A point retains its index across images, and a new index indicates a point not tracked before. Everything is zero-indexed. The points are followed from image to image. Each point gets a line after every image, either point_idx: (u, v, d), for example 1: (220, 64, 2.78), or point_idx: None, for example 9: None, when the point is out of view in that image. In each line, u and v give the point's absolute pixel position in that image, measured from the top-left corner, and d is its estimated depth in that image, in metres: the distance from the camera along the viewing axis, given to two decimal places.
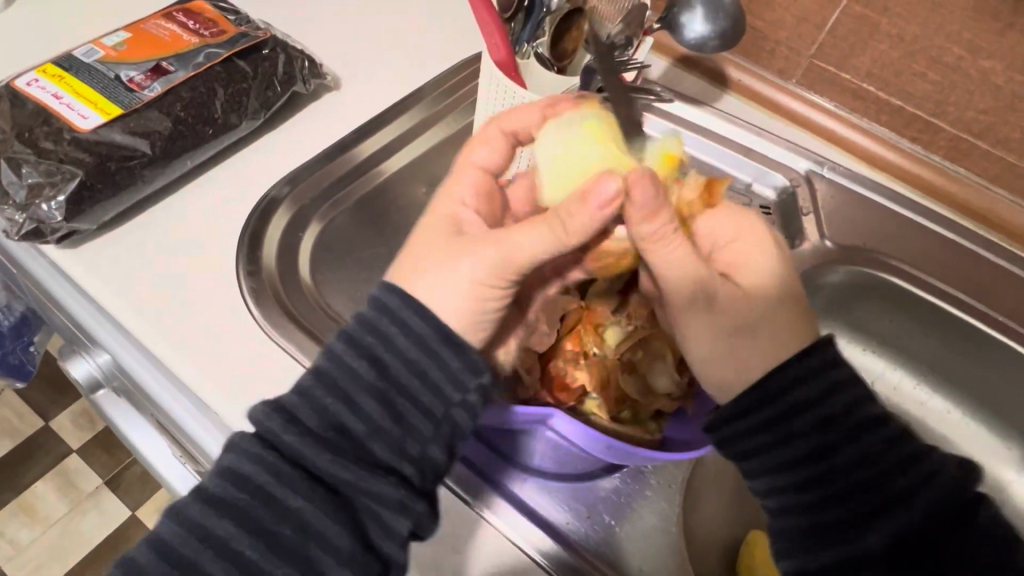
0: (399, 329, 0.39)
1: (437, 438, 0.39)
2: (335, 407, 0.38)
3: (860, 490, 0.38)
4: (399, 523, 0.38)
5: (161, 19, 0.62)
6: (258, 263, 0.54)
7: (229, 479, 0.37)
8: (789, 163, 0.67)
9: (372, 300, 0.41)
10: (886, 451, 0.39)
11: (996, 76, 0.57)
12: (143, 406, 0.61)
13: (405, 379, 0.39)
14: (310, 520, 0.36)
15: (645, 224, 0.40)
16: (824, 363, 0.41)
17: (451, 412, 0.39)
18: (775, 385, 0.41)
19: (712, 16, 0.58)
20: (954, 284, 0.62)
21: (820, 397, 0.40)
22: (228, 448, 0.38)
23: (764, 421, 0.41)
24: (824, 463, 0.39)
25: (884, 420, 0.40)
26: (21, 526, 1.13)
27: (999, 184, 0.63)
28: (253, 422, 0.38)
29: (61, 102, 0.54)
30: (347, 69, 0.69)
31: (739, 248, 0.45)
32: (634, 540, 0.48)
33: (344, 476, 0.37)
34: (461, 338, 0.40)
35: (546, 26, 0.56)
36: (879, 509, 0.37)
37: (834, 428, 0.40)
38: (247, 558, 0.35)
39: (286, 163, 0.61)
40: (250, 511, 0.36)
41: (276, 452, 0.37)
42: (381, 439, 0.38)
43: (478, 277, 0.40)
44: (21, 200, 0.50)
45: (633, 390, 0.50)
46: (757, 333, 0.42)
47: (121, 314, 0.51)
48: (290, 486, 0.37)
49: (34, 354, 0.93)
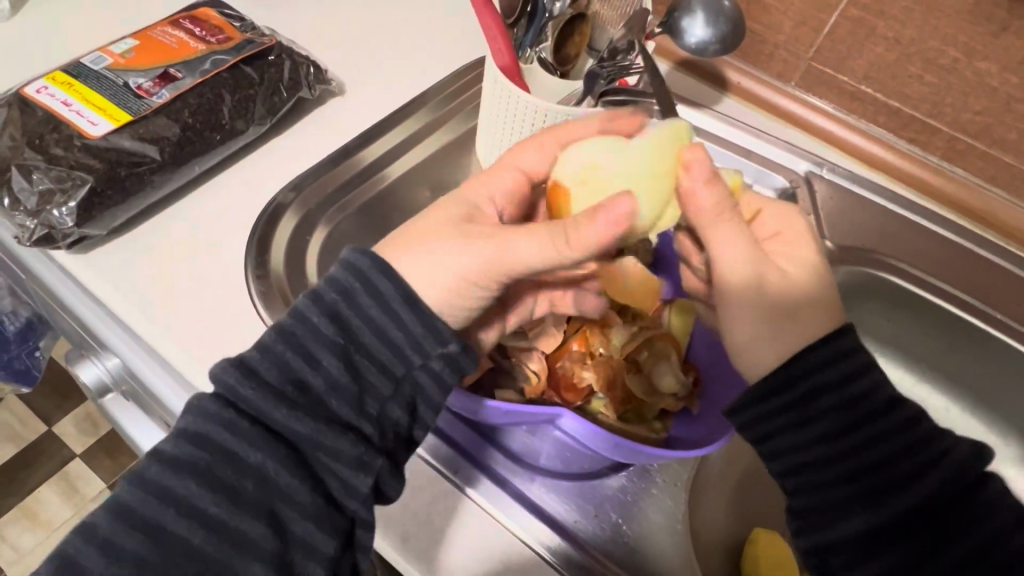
0: (361, 285, 0.41)
1: (395, 396, 0.41)
2: (293, 360, 0.39)
3: (873, 467, 0.40)
4: (360, 481, 0.39)
5: (168, 26, 0.63)
6: (266, 267, 0.54)
7: (186, 440, 0.37)
8: (790, 165, 0.68)
9: (343, 262, 0.42)
10: (899, 433, 0.40)
11: (991, 78, 0.58)
12: (151, 409, 0.62)
13: (364, 336, 0.41)
14: (272, 474, 0.37)
15: (703, 198, 0.40)
16: (848, 349, 0.42)
17: (413, 374, 0.42)
18: (800, 369, 0.42)
19: (712, 20, 0.59)
20: (954, 284, 0.63)
21: (839, 382, 0.41)
22: (187, 410, 0.39)
23: (784, 403, 0.42)
24: (841, 442, 0.40)
25: (899, 403, 0.41)
26: (24, 530, 1.14)
27: (997, 184, 0.64)
28: (213, 380, 0.39)
29: (70, 109, 0.55)
30: (351, 74, 0.70)
31: (784, 239, 0.46)
32: (639, 537, 0.49)
33: (298, 428, 0.38)
34: (423, 301, 0.42)
35: (548, 31, 0.57)
36: (890, 486, 0.39)
37: (853, 410, 0.41)
38: (213, 515, 0.36)
39: (292, 168, 0.61)
40: (215, 471, 0.37)
41: (236, 409, 0.38)
42: (338, 395, 0.40)
43: (466, 271, 0.41)
44: (32, 206, 0.51)
45: (638, 390, 0.51)
46: (798, 315, 0.42)
47: (131, 319, 0.51)
48: (251, 443, 0.37)
49: (40, 359, 0.93)
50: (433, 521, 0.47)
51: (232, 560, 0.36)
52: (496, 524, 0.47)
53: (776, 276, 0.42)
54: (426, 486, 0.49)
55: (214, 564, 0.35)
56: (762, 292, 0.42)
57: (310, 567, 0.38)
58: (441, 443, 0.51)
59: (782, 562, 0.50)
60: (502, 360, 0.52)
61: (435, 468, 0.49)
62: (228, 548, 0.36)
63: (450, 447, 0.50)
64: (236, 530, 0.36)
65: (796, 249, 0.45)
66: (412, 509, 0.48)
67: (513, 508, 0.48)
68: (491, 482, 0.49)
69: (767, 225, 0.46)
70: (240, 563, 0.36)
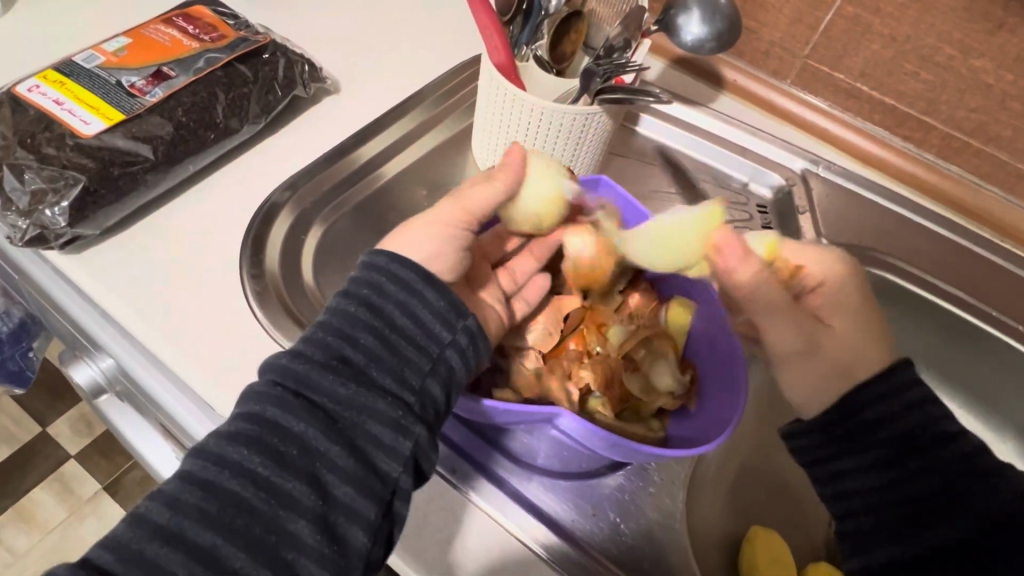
0: (387, 276, 0.42)
1: (435, 374, 0.41)
2: (334, 342, 0.40)
3: (919, 496, 0.42)
4: (401, 445, 0.39)
5: (161, 24, 0.62)
6: (261, 266, 0.54)
7: (240, 417, 0.38)
8: (786, 163, 0.68)
9: (365, 257, 0.44)
10: (953, 463, 0.43)
11: (986, 75, 0.58)
12: (146, 410, 0.62)
13: (398, 318, 0.42)
14: (313, 440, 0.37)
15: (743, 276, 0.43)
16: (902, 385, 0.45)
17: (445, 352, 0.42)
18: (857, 402, 0.45)
19: (708, 18, 0.59)
20: (950, 281, 0.64)
21: (896, 415, 0.44)
22: (240, 399, 0.40)
23: (838, 433, 0.46)
24: (893, 470, 0.44)
25: (955, 438, 0.43)
26: (19, 532, 1.13)
27: (991, 181, 0.64)
28: (263, 371, 0.40)
29: (62, 108, 0.54)
30: (345, 71, 0.69)
31: (826, 290, 0.47)
32: (638, 536, 0.49)
33: (343, 393, 0.39)
34: (438, 278, 0.44)
35: (544, 30, 0.58)
36: (935, 514, 0.42)
37: (905, 441, 0.44)
38: (260, 474, 0.36)
39: (288, 167, 0.61)
40: (262, 438, 0.37)
41: (283, 385, 0.39)
42: (379, 366, 0.40)
43: (441, 217, 0.45)
44: (24, 206, 0.50)
45: (636, 388, 0.51)
46: (855, 374, 0.46)
47: (127, 319, 0.51)
48: (291, 412, 0.38)
49: (34, 360, 0.92)
50: (429, 520, 0.47)
51: (276, 516, 0.36)
52: (493, 523, 0.47)
53: (827, 336, 0.46)
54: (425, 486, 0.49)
55: (263, 519, 0.35)
56: (809, 353, 0.46)
57: (352, 531, 0.37)
58: (439, 443, 0.50)
59: (782, 558, 0.50)
60: (501, 361, 0.52)
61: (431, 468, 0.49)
62: (276, 505, 0.36)
63: (449, 446, 0.50)
64: (279, 488, 0.36)
65: (843, 299, 0.47)
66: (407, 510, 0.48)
67: (512, 507, 0.48)
68: (490, 483, 0.49)
69: (814, 275, 0.47)
70: (285, 519, 0.36)
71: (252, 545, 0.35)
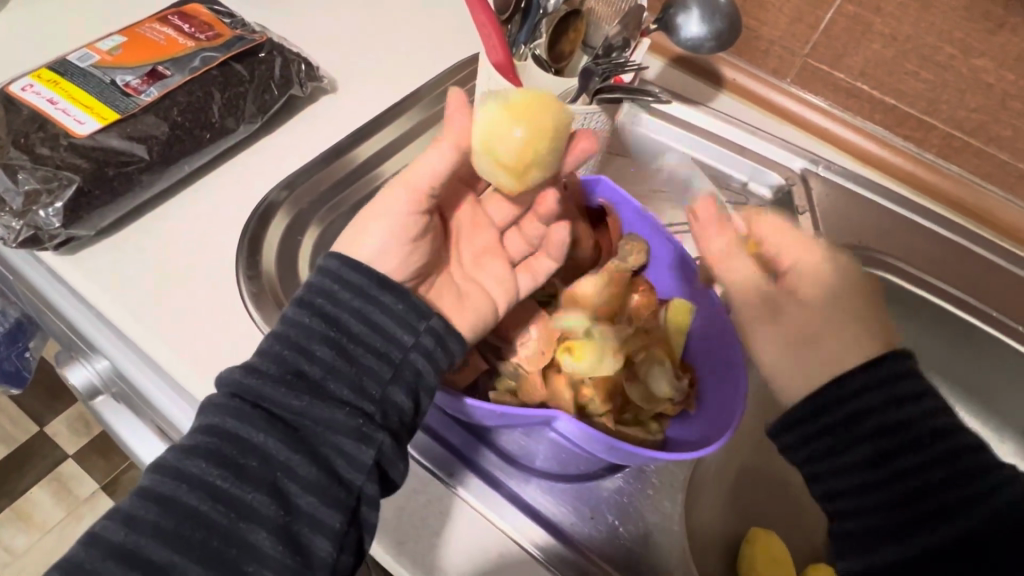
0: (340, 285, 0.42)
1: (397, 381, 0.41)
2: (289, 355, 0.40)
3: (918, 498, 0.36)
4: (363, 454, 0.39)
5: (156, 23, 0.62)
6: (257, 267, 0.54)
7: (199, 430, 0.38)
8: (785, 163, 0.67)
9: (319, 264, 0.44)
10: (949, 458, 0.36)
11: (988, 75, 0.57)
12: (142, 411, 0.61)
13: (354, 326, 0.41)
14: (273, 450, 0.37)
15: (712, 241, 0.46)
16: (893, 370, 0.38)
17: (408, 357, 0.42)
18: (841, 389, 0.38)
19: (708, 17, 0.58)
20: (952, 281, 0.63)
21: (884, 404, 0.38)
22: (199, 412, 0.40)
23: (820, 424, 0.39)
24: (885, 467, 0.37)
25: (952, 429, 0.37)
26: (17, 532, 1.13)
27: (993, 181, 0.64)
28: (221, 383, 0.40)
29: (56, 108, 0.54)
30: (343, 71, 0.69)
31: (807, 275, 0.42)
32: (636, 540, 0.49)
33: (297, 405, 0.38)
34: (392, 279, 0.43)
35: (542, 28, 0.56)
36: (938, 520, 0.36)
37: (901, 432, 0.37)
38: (219, 488, 0.36)
39: (284, 167, 0.61)
40: (221, 450, 0.37)
41: (242, 398, 0.38)
42: (337, 378, 0.40)
43: (395, 208, 0.44)
44: (18, 206, 0.50)
45: (634, 395, 0.51)
46: (821, 345, 0.40)
47: (121, 321, 0.51)
48: (250, 424, 0.38)
49: (30, 360, 0.92)
50: (429, 523, 0.47)
51: (236, 529, 0.35)
52: (489, 523, 0.47)
53: (784, 305, 0.41)
54: (423, 489, 0.48)
55: (223, 532, 0.35)
56: (769, 329, 0.41)
57: (316, 540, 0.37)
58: (433, 443, 0.50)
59: (781, 560, 0.50)
60: (496, 362, 0.52)
61: (428, 469, 0.49)
62: (236, 518, 0.35)
63: (444, 448, 0.50)
64: (239, 501, 0.36)
65: (818, 274, 0.41)
66: (406, 512, 0.47)
67: (508, 509, 0.48)
68: (483, 481, 0.49)
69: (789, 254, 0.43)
70: (245, 531, 0.35)
71: (210, 559, 0.34)
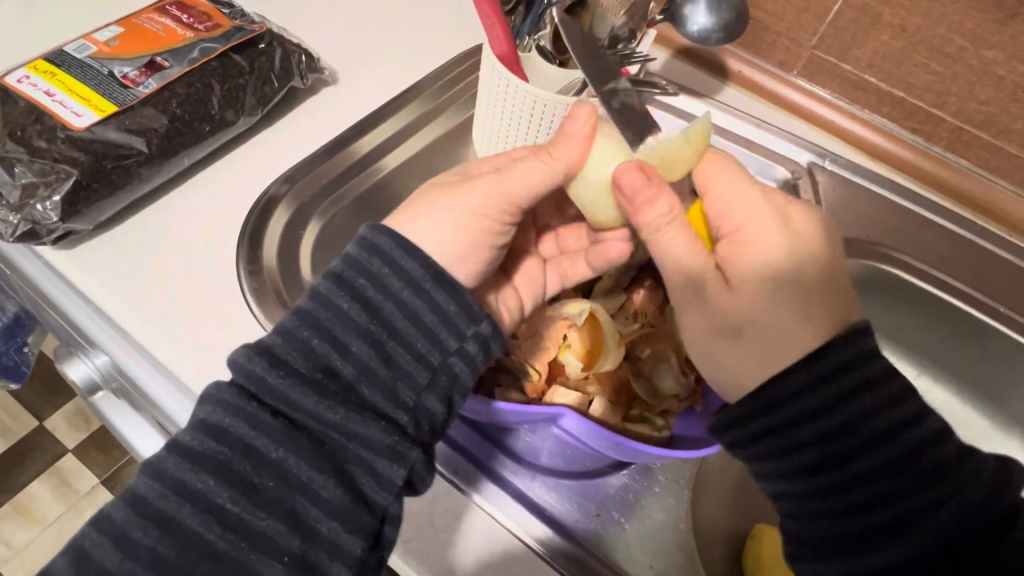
0: (389, 269, 0.41)
1: (435, 388, 0.40)
2: (321, 348, 0.38)
3: (859, 510, 0.37)
4: (394, 473, 0.38)
5: (154, 13, 0.61)
6: (259, 262, 0.53)
7: (205, 432, 0.36)
8: (792, 155, 0.66)
9: (360, 241, 0.42)
10: (908, 460, 0.37)
11: (998, 68, 0.56)
12: (141, 407, 0.61)
13: (398, 322, 0.40)
14: (293, 469, 0.36)
15: (648, 212, 0.40)
16: (839, 365, 0.38)
17: (449, 361, 0.41)
18: (774, 394, 0.39)
19: (715, 8, 0.57)
20: (956, 275, 0.63)
21: (833, 403, 0.38)
22: (204, 401, 0.38)
23: (764, 427, 0.39)
24: (834, 473, 0.38)
25: (911, 426, 0.37)
26: (16, 527, 1.12)
27: (1000, 174, 0.63)
28: (234, 367, 0.38)
29: (53, 99, 0.53)
30: (344, 63, 0.68)
31: (741, 237, 0.41)
32: (642, 539, 0.48)
33: (328, 416, 0.37)
34: (449, 277, 0.42)
35: (547, 18, 0.55)
36: (866, 538, 0.36)
37: (843, 440, 0.38)
38: (230, 513, 0.35)
39: (284, 160, 0.60)
40: (232, 466, 0.36)
41: (259, 403, 0.37)
42: (369, 381, 0.39)
43: (478, 208, 0.43)
44: (14, 200, 0.49)
45: (641, 390, 0.51)
46: (744, 335, 0.40)
47: (120, 317, 0.50)
48: (269, 437, 0.36)
49: (29, 355, 0.91)
50: (436, 521, 0.46)
51: (248, 559, 0.34)
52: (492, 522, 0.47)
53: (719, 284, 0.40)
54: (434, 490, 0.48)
55: (230, 564, 0.34)
56: (702, 303, 0.41)
57: (334, 566, 0.36)
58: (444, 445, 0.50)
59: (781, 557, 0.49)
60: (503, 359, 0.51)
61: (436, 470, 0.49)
62: (247, 548, 0.34)
63: (454, 449, 0.49)
64: (252, 527, 0.35)
65: (755, 249, 0.40)
66: (414, 511, 0.47)
67: (508, 503, 0.47)
68: (494, 484, 0.48)
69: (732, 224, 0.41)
70: (257, 563, 0.34)
71: None
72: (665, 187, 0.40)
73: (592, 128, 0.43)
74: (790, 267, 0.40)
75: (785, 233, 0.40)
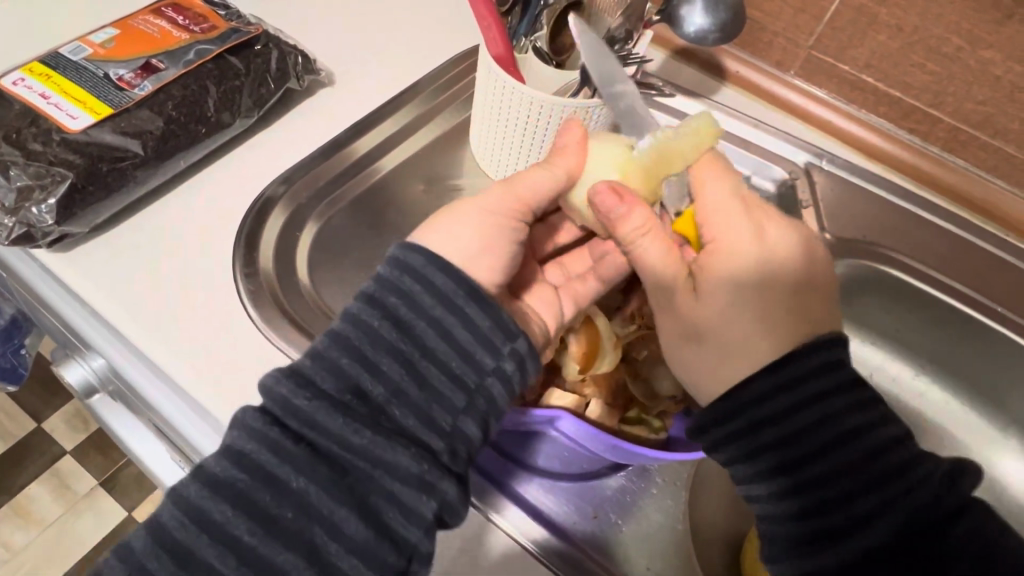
0: (420, 286, 0.41)
1: (471, 412, 0.40)
2: (350, 367, 0.38)
3: (816, 512, 0.37)
4: (422, 505, 0.37)
5: (150, 15, 0.61)
6: (255, 264, 0.53)
7: (231, 459, 0.36)
8: (789, 155, 0.66)
9: (391, 260, 0.42)
10: (865, 463, 0.37)
11: (995, 67, 0.56)
12: (138, 409, 0.61)
13: (431, 341, 0.40)
14: (315, 500, 0.35)
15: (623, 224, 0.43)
16: (799, 374, 0.39)
17: (485, 382, 0.40)
18: (739, 400, 0.40)
19: (712, 8, 0.57)
20: (953, 275, 0.63)
21: (793, 408, 0.38)
22: (233, 425, 0.38)
23: (734, 429, 0.40)
24: (793, 476, 0.38)
25: (868, 430, 0.38)
26: (15, 528, 1.12)
27: (998, 174, 0.63)
28: (264, 391, 0.38)
29: (49, 102, 0.53)
30: (341, 64, 0.68)
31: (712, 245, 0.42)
32: (637, 539, 0.48)
33: (356, 441, 0.36)
34: (484, 293, 0.42)
35: (544, 19, 0.56)
36: (823, 541, 0.36)
37: (801, 443, 0.38)
38: (247, 545, 0.34)
39: (281, 162, 0.60)
40: (253, 494, 0.35)
41: (283, 428, 0.37)
42: (401, 403, 0.38)
43: (489, 205, 0.44)
44: (9, 203, 0.48)
45: (638, 392, 0.52)
46: (706, 340, 0.42)
47: (116, 322, 0.50)
48: (293, 466, 0.36)
49: (26, 357, 0.91)
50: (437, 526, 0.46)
51: None
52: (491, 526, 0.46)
53: (685, 292, 0.42)
54: None
55: None
56: (671, 308, 0.43)
57: None
58: None
59: None
60: None
61: None
62: None
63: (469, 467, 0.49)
64: (267, 559, 0.34)
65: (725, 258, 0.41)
66: None
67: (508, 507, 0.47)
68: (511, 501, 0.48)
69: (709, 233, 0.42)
70: None
71: None
72: (640, 202, 0.43)
73: (582, 145, 0.48)
74: (762, 278, 0.41)
75: (757, 244, 0.41)
